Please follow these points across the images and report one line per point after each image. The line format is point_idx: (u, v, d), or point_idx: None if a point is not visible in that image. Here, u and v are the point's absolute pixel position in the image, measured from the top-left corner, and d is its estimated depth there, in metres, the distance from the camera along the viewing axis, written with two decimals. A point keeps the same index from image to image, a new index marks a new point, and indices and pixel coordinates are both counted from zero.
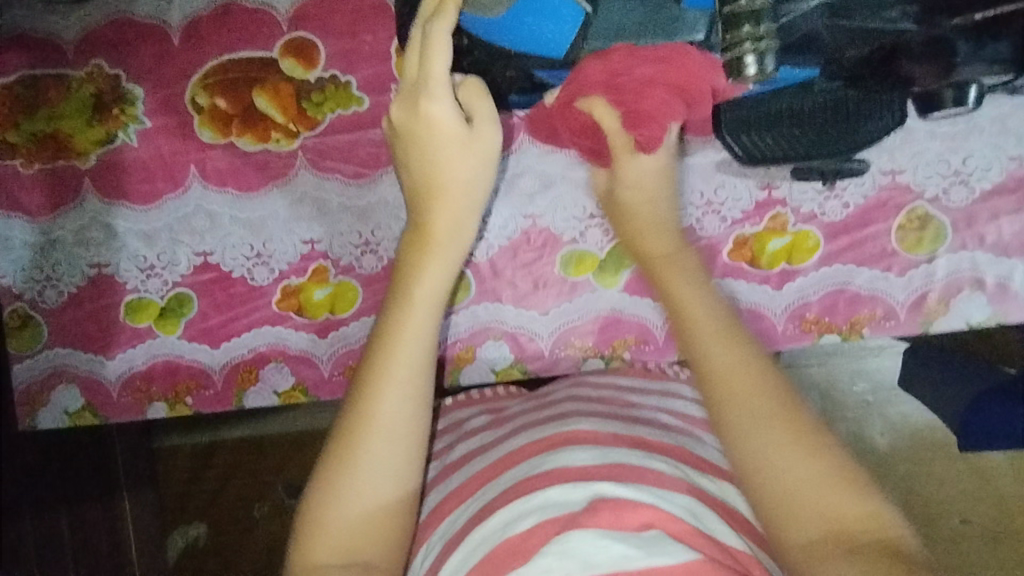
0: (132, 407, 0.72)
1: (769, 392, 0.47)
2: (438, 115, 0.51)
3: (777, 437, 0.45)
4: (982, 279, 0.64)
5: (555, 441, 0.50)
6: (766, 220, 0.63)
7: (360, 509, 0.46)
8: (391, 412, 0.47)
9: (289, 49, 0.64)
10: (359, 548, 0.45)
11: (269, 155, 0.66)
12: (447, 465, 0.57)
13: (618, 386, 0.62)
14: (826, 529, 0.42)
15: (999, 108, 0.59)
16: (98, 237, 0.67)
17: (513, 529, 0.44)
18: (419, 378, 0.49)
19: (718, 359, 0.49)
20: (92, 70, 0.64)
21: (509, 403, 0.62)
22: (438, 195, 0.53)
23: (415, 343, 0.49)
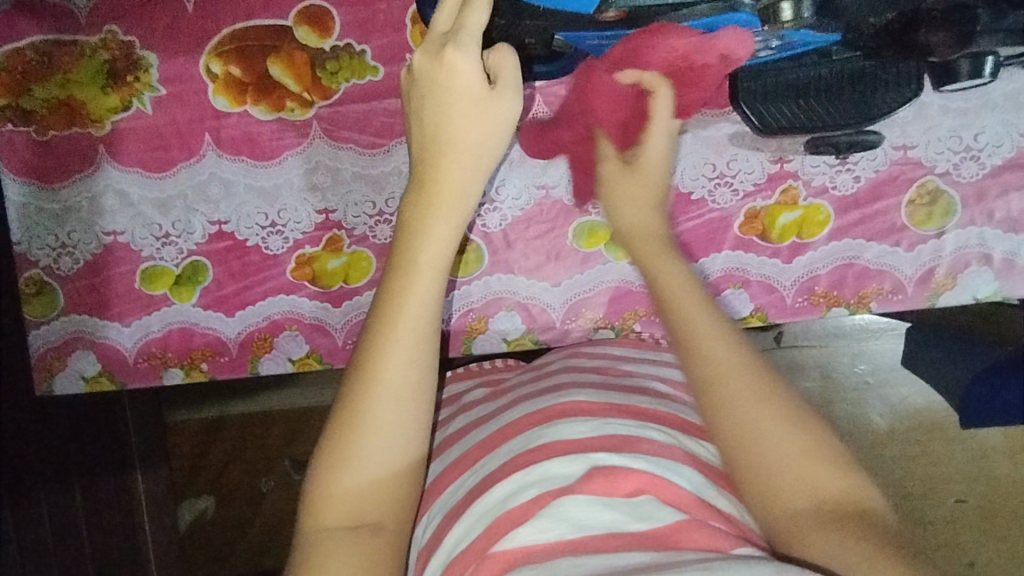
0: (148, 374, 0.73)
1: (744, 364, 0.48)
2: (461, 68, 0.51)
3: (756, 407, 0.46)
4: (990, 254, 0.65)
5: (551, 413, 0.51)
6: (778, 193, 0.64)
7: (365, 470, 0.46)
8: (396, 376, 0.47)
9: (303, 16, 0.64)
10: (366, 510, 0.46)
11: (283, 124, 0.66)
12: (446, 438, 0.57)
13: (612, 356, 0.63)
14: (811, 504, 0.43)
15: (1014, 82, 0.59)
16: (114, 205, 0.68)
17: (514, 500, 0.45)
18: (424, 344, 0.49)
19: (704, 337, 0.50)
20: (105, 36, 0.64)
21: (507, 375, 0.64)
22: (449, 151, 0.53)
23: (421, 309, 0.49)
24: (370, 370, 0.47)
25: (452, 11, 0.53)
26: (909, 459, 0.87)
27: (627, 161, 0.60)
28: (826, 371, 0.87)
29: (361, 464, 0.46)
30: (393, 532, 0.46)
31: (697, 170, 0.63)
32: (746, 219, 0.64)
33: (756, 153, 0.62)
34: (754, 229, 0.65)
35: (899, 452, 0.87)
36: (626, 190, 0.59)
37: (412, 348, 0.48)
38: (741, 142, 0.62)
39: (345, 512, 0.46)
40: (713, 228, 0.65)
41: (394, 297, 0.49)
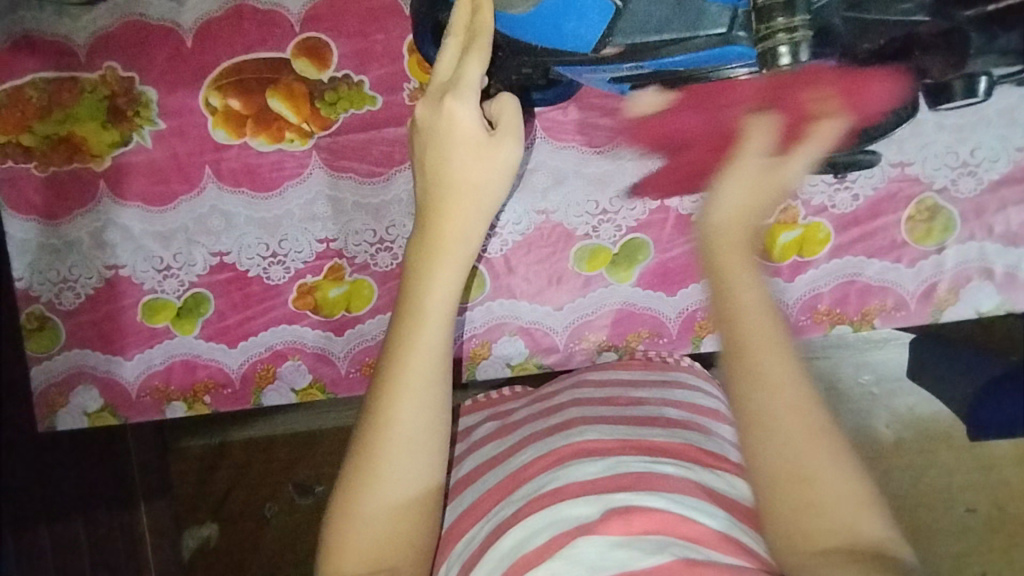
0: (150, 407, 0.73)
1: (803, 396, 0.44)
2: (462, 117, 0.52)
3: (813, 444, 0.43)
4: (991, 269, 0.65)
5: (563, 455, 0.51)
6: (778, 212, 0.64)
7: (380, 515, 0.47)
8: (409, 421, 0.48)
9: (302, 49, 0.64)
10: (382, 555, 0.46)
11: (283, 155, 0.66)
12: (458, 480, 0.57)
13: (622, 381, 0.62)
14: (842, 548, 0.41)
15: (1008, 99, 0.60)
16: (114, 239, 0.68)
17: (527, 546, 0.45)
18: (437, 389, 0.49)
19: (764, 371, 0.45)
20: (105, 72, 0.64)
21: (515, 405, 0.63)
22: (452, 196, 0.53)
23: (429, 354, 0.49)
24: (384, 414, 0.48)
25: (451, 58, 0.53)
26: (916, 471, 0.86)
27: (774, 154, 0.50)
28: (831, 381, 0.86)
29: (373, 508, 0.46)
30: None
31: None
32: None
33: None
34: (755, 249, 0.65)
35: (906, 465, 0.86)
36: (766, 185, 0.49)
37: (423, 394, 0.48)
38: None
39: (363, 556, 0.46)
40: None
41: (404, 343, 0.50)
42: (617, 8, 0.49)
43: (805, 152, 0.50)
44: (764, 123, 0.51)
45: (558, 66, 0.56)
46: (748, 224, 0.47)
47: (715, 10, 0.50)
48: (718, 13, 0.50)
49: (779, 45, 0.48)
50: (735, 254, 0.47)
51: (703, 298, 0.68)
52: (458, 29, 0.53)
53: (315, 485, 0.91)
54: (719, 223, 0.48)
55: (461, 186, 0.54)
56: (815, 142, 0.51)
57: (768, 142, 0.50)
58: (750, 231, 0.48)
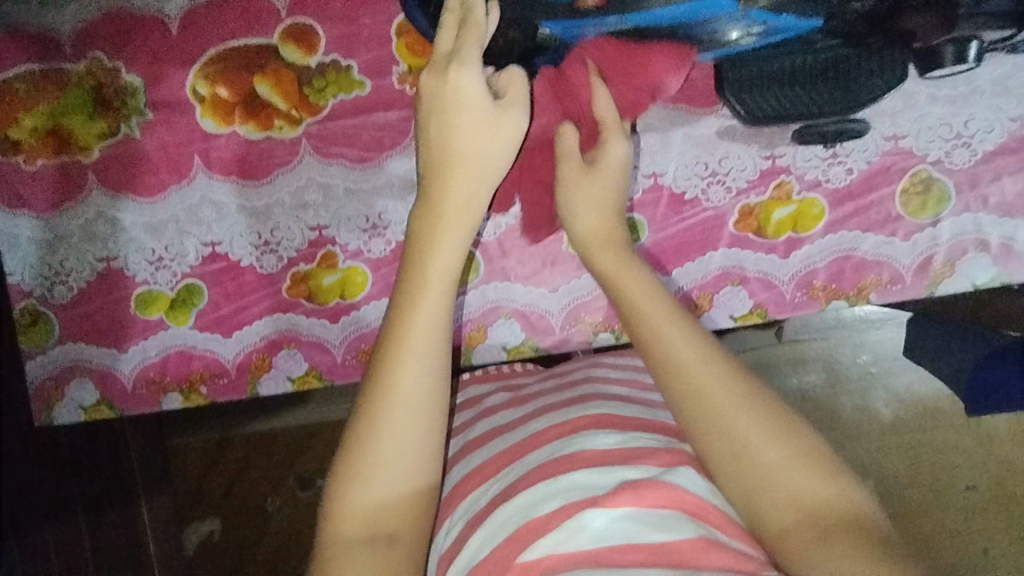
0: (147, 399, 0.72)
1: (718, 379, 0.48)
2: (466, 83, 0.53)
3: (744, 425, 0.46)
4: (987, 240, 0.64)
5: (576, 425, 0.51)
6: (771, 189, 0.63)
7: (383, 477, 0.46)
8: (411, 385, 0.48)
9: (288, 34, 0.64)
10: (383, 519, 0.46)
11: (273, 143, 0.66)
12: (467, 442, 0.56)
13: (637, 366, 0.61)
14: (798, 514, 0.43)
15: (1000, 68, 0.59)
16: (106, 231, 0.68)
17: (537, 510, 0.45)
18: (436, 355, 0.49)
19: (689, 367, 0.49)
20: (90, 63, 0.64)
21: (527, 380, 0.63)
22: (454, 163, 0.54)
23: (430, 320, 0.49)
24: (387, 378, 0.48)
25: (451, 30, 0.54)
26: (914, 448, 0.86)
27: (587, 163, 0.58)
28: (829, 363, 0.87)
29: (376, 469, 0.46)
30: (409, 546, 0.46)
31: (689, 170, 0.63)
32: (740, 216, 0.64)
33: (747, 148, 0.62)
34: (749, 226, 0.64)
35: (905, 444, 0.86)
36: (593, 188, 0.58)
37: (425, 357, 0.49)
38: (731, 138, 0.62)
39: (365, 518, 0.46)
40: (709, 225, 0.65)
41: (405, 311, 0.50)
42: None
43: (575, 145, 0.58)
44: (570, 133, 0.58)
45: (546, 22, 0.55)
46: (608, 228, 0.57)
47: None
48: None
49: None
50: (619, 264, 0.56)
51: (700, 277, 0.66)
52: (454, 6, 0.53)
53: (317, 477, 0.92)
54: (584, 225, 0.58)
55: (461, 155, 0.54)
56: (612, 126, 0.58)
57: (576, 149, 0.58)
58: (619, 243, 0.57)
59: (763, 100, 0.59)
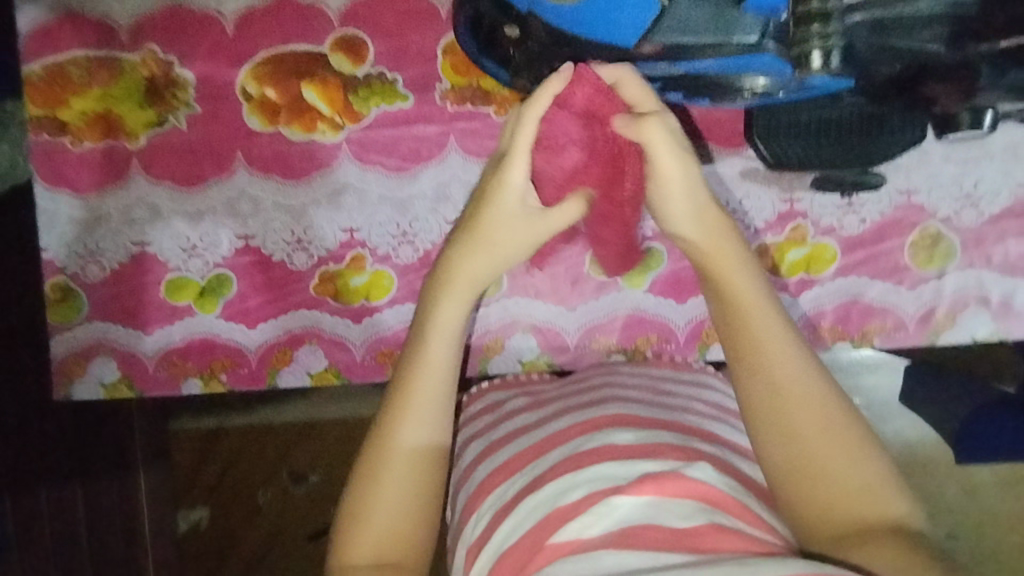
0: (166, 382, 0.74)
1: (789, 356, 0.46)
2: (508, 181, 0.49)
3: (801, 417, 0.45)
4: (988, 296, 0.67)
5: (600, 423, 0.53)
6: (788, 230, 0.67)
7: (386, 519, 0.47)
8: (412, 434, 0.49)
9: (339, 44, 0.67)
10: (391, 549, 0.47)
11: (314, 146, 0.68)
12: (492, 442, 0.58)
13: (651, 375, 0.63)
14: (849, 520, 0.43)
15: (1011, 136, 0.63)
16: (143, 217, 0.70)
17: (562, 499, 0.46)
18: (438, 405, 0.50)
19: (781, 381, 0.46)
20: (146, 54, 0.66)
21: (545, 387, 0.64)
22: (472, 244, 0.51)
23: (436, 375, 0.50)
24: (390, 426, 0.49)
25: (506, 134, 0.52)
26: None
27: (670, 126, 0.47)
28: None
29: (379, 513, 0.47)
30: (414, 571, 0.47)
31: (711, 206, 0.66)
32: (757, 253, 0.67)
33: (767, 190, 0.65)
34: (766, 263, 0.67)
35: None
36: (695, 189, 0.47)
37: (428, 404, 0.50)
38: (753, 178, 0.65)
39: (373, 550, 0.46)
40: None
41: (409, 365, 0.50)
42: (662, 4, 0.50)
43: (663, 140, 0.46)
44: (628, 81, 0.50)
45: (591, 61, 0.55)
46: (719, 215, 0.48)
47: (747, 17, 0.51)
48: (751, 21, 0.51)
49: (813, 50, 0.50)
50: (734, 265, 0.47)
51: None
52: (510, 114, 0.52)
53: (309, 473, 0.88)
54: (694, 236, 0.48)
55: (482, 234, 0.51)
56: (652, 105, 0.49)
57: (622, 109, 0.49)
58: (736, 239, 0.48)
59: (794, 146, 0.62)
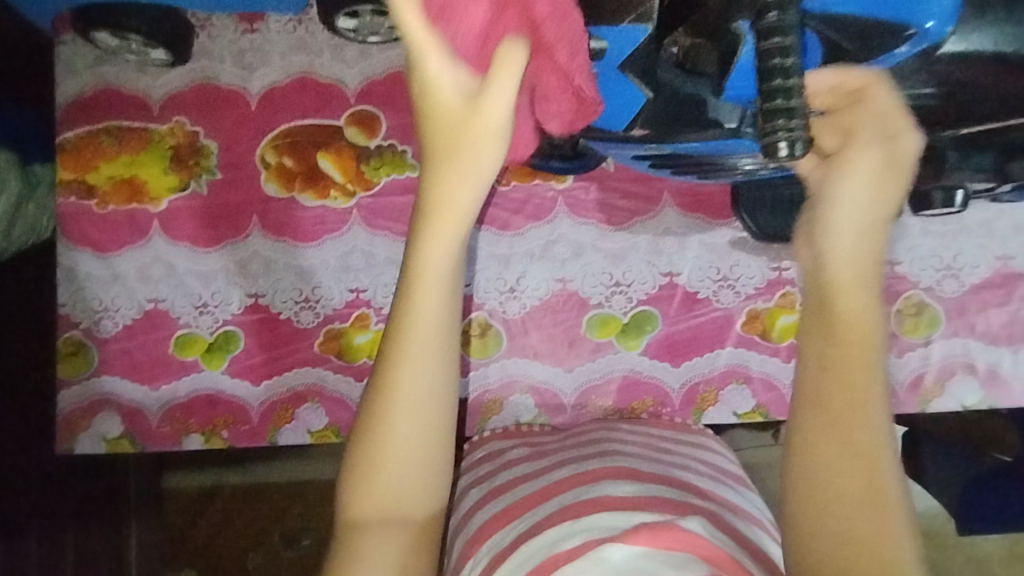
0: (169, 438, 0.74)
1: (863, 385, 0.45)
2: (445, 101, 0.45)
3: (849, 450, 0.44)
4: (974, 364, 0.69)
5: (599, 475, 0.54)
6: (777, 297, 0.70)
7: (390, 470, 0.44)
8: (415, 419, 0.45)
9: (354, 119, 0.72)
10: (395, 497, 0.44)
11: (326, 211, 0.72)
12: (493, 489, 0.58)
13: (652, 434, 0.65)
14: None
15: (985, 212, 0.67)
16: (159, 275, 0.73)
17: (560, 545, 0.46)
18: (441, 347, 0.46)
19: (844, 396, 0.45)
20: (174, 125, 0.72)
21: (545, 438, 0.66)
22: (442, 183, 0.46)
23: (435, 315, 0.45)
24: (392, 371, 0.45)
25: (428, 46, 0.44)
26: None
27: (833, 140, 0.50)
28: None
29: (383, 463, 0.44)
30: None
31: (703, 272, 0.70)
32: (747, 319, 0.70)
33: (757, 260, 0.70)
34: (756, 329, 0.70)
35: None
36: (868, 241, 0.48)
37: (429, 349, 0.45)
38: (743, 248, 0.69)
39: (375, 499, 0.44)
40: (718, 324, 0.71)
41: (405, 304, 0.46)
42: (647, 97, 0.49)
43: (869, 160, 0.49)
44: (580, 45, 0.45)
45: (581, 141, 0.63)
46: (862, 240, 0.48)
47: (725, 105, 0.49)
48: (731, 109, 0.49)
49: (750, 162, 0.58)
50: (861, 301, 0.47)
51: (707, 371, 0.71)
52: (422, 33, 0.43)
53: (301, 536, 0.87)
54: (830, 239, 0.48)
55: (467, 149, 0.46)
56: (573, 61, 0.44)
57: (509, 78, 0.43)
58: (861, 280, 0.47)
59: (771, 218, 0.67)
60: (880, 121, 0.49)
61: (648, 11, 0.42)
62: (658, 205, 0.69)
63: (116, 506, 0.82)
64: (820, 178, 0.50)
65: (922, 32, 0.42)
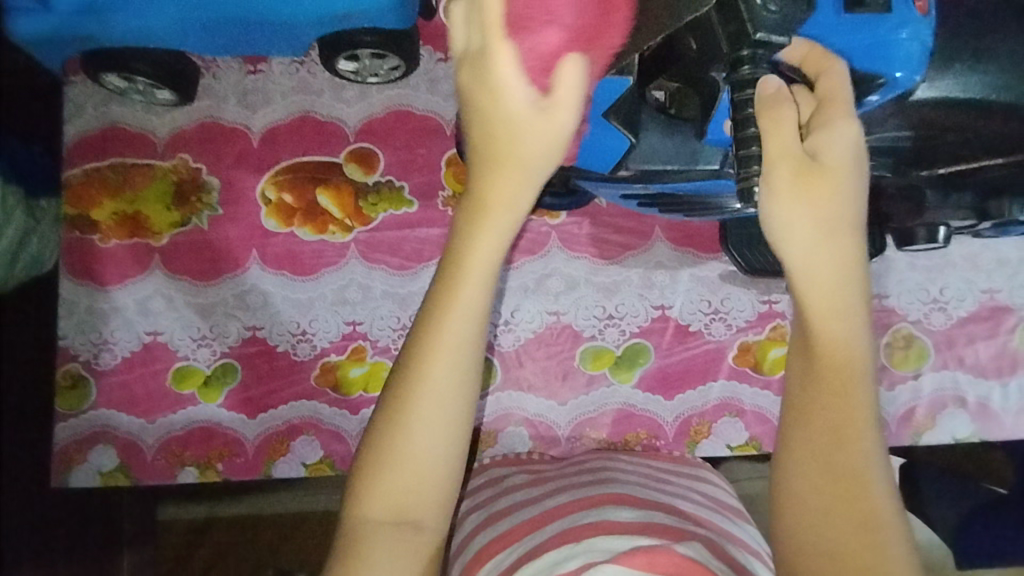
0: (164, 471, 0.74)
1: (842, 399, 0.45)
2: (501, 78, 0.41)
3: (816, 468, 0.45)
4: (964, 397, 0.70)
5: (598, 500, 0.54)
6: (768, 330, 0.72)
7: (406, 479, 0.43)
8: (428, 432, 0.44)
9: (353, 156, 0.74)
10: (412, 504, 0.44)
11: (324, 245, 0.74)
12: (491, 513, 0.58)
13: (653, 466, 0.65)
14: None
15: (968, 246, 0.69)
16: (159, 308, 0.74)
17: (560, 567, 0.45)
18: (469, 353, 0.44)
19: (819, 417, 0.46)
20: (177, 162, 0.74)
21: (545, 467, 0.66)
22: (500, 164, 0.44)
23: (465, 321, 0.44)
24: (417, 375, 0.44)
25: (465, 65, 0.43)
26: None
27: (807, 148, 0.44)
28: None
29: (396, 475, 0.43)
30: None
31: (694, 305, 0.71)
32: (739, 351, 0.71)
33: (747, 292, 0.71)
34: (747, 361, 0.71)
35: None
36: (835, 243, 0.45)
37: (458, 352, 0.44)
38: (733, 281, 0.71)
39: (388, 506, 0.43)
40: (710, 357, 0.71)
41: (438, 307, 0.45)
42: (632, 144, 0.51)
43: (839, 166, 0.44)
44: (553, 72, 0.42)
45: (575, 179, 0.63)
46: (846, 254, 0.45)
47: (709, 150, 0.52)
48: (713, 152, 0.53)
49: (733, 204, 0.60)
50: (843, 318, 0.46)
51: (699, 404, 0.72)
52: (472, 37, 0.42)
53: (297, 570, 0.85)
54: (803, 261, 0.45)
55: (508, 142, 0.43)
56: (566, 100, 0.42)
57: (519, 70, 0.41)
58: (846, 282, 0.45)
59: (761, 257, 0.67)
60: (822, 126, 0.44)
61: (629, 65, 0.44)
62: (649, 240, 0.71)
63: (109, 538, 0.81)
64: (792, 178, 0.43)
65: (891, 81, 0.45)
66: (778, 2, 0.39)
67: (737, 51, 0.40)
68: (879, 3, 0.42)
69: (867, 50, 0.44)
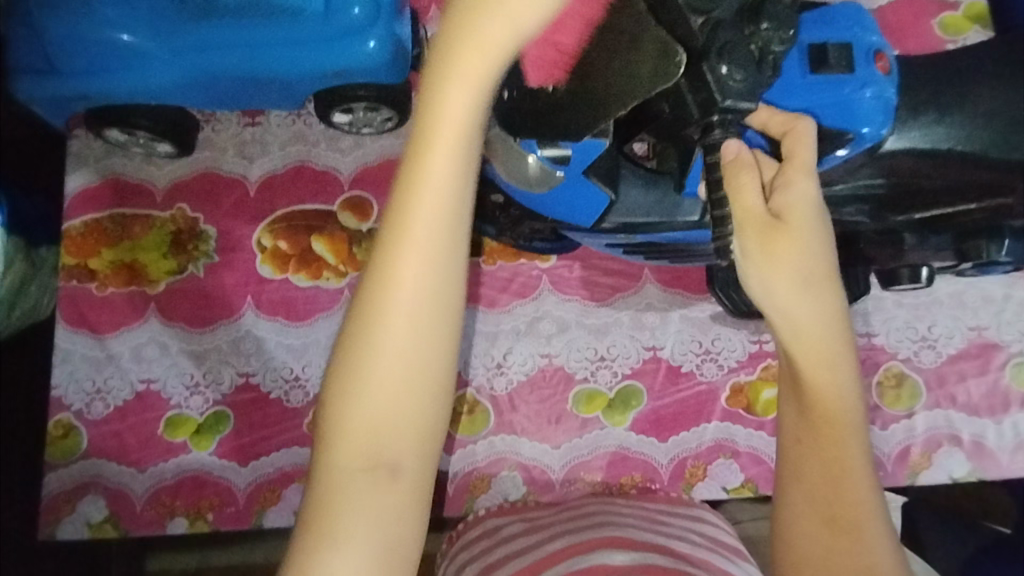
0: (153, 522, 0.73)
1: (835, 448, 0.47)
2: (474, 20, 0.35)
3: (818, 523, 0.47)
4: (958, 436, 0.69)
5: (595, 545, 0.53)
6: (759, 369, 0.72)
7: (366, 415, 0.38)
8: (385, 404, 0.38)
9: (347, 205, 0.76)
10: (373, 490, 0.38)
11: (319, 291, 0.75)
12: (486, 565, 0.57)
13: (648, 508, 0.64)
14: None
15: (952, 284, 0.70)
16: (153, 355, 0.74)
17: None
18: (421, 320, 0.38)
19: (817, 470, 0.47)
20: (176, 212, 0.75)
21: (541, 513, 0.65)
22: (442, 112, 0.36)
23: (417, 295, 0.37)
24: (381, 296, 0.37)
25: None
26: None
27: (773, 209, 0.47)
28: None
29: (358, 411, 0.38)
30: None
31: (685, 346, 0.72)
32: (731, 392, 0.72)
33: (737, 332, 0.72)
34: (740, 402, 0.71)
35: None
36: (815, 294, 0.47)
37: (411, 323, 0.37)
38: (722, 321, 0.72)
39: (357, 450, 0.38)
40: (702, 398, 0.72)
41: (384, 262, 0.37)
42: (611, 200, 0.54)
43: (808, 222, 0.47)
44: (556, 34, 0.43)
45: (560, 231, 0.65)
46: (834, 315, 0.47)
47: (686, 202, 0.55)
48: (691, 204, 0.55)
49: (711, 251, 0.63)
50: (830, 369, 0.47)
51: (693, 446, 0.71)
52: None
53: None
54: (791, 321, 0.47)
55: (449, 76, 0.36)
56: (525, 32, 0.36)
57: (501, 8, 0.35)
58: (828, 334, 0.47)
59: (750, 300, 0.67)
60: (782, 187, 0.47)
61: (606, 130, 0.47)
62: (639, 282, 0.73)
63: None
64: (764, 236, 0.47)
65: (859, 136, 0.47)
66: (744, 71, 0.41)
67: (707, 117, 0.42)
68: (842, 66, 0.46)
69: (833, 110, 0.47)
